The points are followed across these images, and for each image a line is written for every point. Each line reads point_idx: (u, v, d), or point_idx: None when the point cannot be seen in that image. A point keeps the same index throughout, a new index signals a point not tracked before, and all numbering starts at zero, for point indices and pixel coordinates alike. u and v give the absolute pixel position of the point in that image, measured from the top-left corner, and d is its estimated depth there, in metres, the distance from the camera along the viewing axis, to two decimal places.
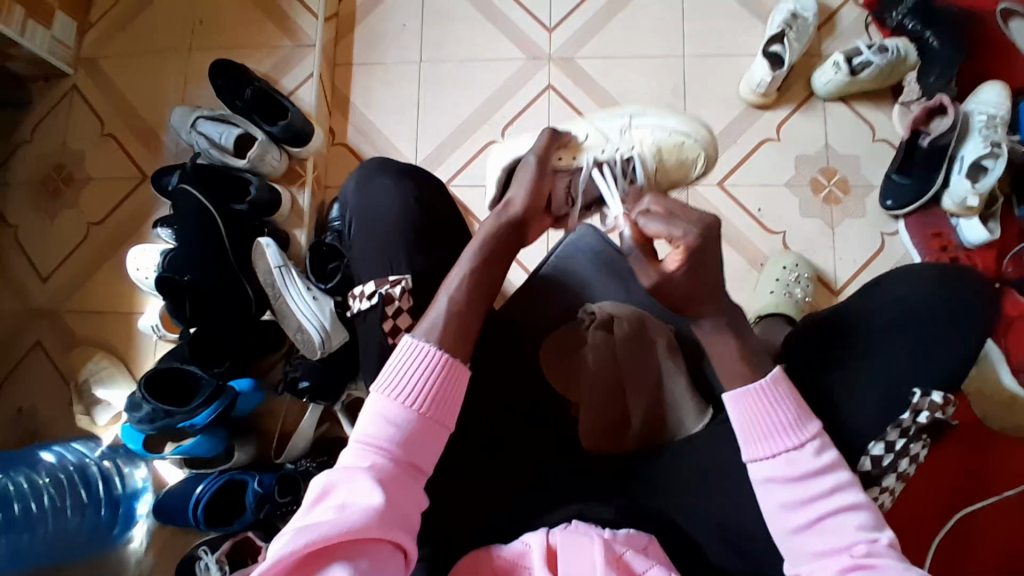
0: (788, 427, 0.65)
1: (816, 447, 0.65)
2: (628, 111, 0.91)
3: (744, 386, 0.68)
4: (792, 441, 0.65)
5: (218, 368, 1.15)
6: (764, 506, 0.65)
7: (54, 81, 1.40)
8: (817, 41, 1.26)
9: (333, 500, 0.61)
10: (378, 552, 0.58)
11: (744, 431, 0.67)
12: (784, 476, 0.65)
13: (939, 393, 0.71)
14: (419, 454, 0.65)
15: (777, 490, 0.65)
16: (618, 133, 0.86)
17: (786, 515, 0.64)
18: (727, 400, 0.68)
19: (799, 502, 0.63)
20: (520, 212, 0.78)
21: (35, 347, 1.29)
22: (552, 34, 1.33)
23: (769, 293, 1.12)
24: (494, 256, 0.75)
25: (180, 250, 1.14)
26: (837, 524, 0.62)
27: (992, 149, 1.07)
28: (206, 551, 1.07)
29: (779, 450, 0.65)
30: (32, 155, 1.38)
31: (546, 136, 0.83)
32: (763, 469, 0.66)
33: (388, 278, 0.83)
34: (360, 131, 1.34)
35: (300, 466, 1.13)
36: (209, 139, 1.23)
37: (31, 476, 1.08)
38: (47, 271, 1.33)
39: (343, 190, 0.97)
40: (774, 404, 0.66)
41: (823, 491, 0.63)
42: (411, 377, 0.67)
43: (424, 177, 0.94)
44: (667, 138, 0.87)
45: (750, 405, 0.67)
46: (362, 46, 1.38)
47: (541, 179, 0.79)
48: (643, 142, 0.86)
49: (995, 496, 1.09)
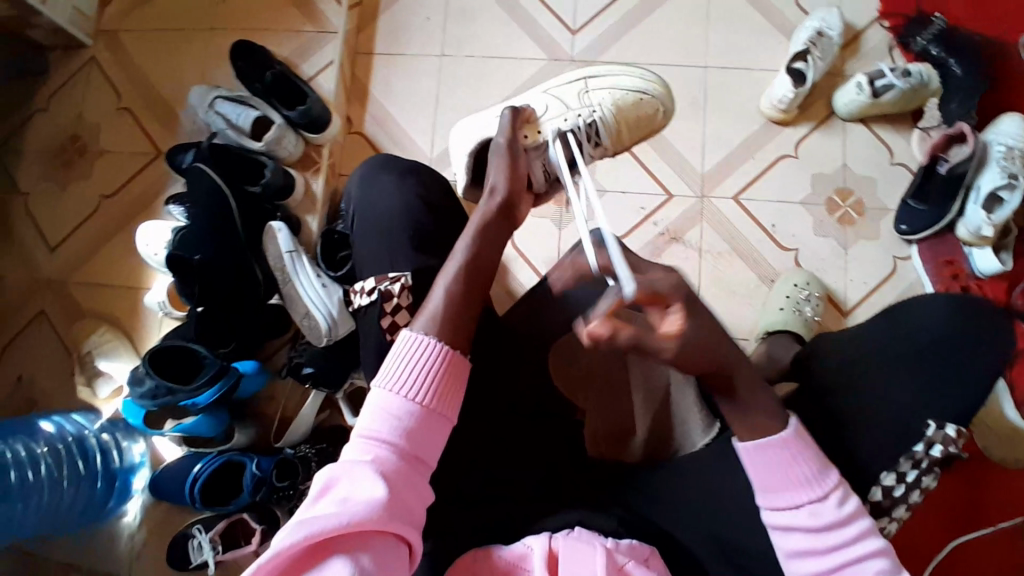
0: (811, 478, 0.66)
1: (838, 497, 0.65)
2: (582, 74, 0.94)
3: (771, 435, 0.67)
4: (816, 492, 0.65)
5: (223, 348, 1.14)
6: (781, 549, 0.67)
7: (74, 51, 1.40)
8: (841, 60, 1.26)
9: (337, 493, 0.60)
10: (380, 545, 0.58)
11: (760, 482, 0.67)
12: (806, 525, 0.65)
13: (954, 427, 0.72)
14: (423, 448, 0.65)
15: (797, 537, 0.66)
16: (578, 97, 0.90)
17: (797, 560, 0.66)
18: (739, 451, 0.68)
19: (816, 550, 0.65)
20: (505, 196, 0.78)
21: (40, 317, 1.29)
22: (575, 36, 1.33)
23: (778, 310, 1.13)
24: (490, 239, 0.75)
25: (190, 229, 1.12)
26: (853, 573, 0.63)
27: (1009, 180, 1.06)
28: (200, 530, 1.11)
29: (799, 499, 0.66)
30: (48, 124, 1.37)
31: (510, 118, 0.82)
32: (782, 515, 0.66)
33: (388, 275, 0.84)
34: (377, 121, 1.34)
35: (299, 450, 1.13)
36: (227, 119, 1.23)
37: (30, 445, 1.09)
38: (56, 241, 1.32)
39: (347, 185, 1.00)
40: (797, 456, 0.66)
41: (846, 540, 0.64)
42: (416, 371, 0.66)
43: (429, 176, 0.97)
44: (624, 97, 0.91)
45: (774, 455, 0.66)
46: (383, 36, 1.37)
47: (515, 162, 0.80)
48: (603, 104, 0.90)
49: (990, 526, 1.09)
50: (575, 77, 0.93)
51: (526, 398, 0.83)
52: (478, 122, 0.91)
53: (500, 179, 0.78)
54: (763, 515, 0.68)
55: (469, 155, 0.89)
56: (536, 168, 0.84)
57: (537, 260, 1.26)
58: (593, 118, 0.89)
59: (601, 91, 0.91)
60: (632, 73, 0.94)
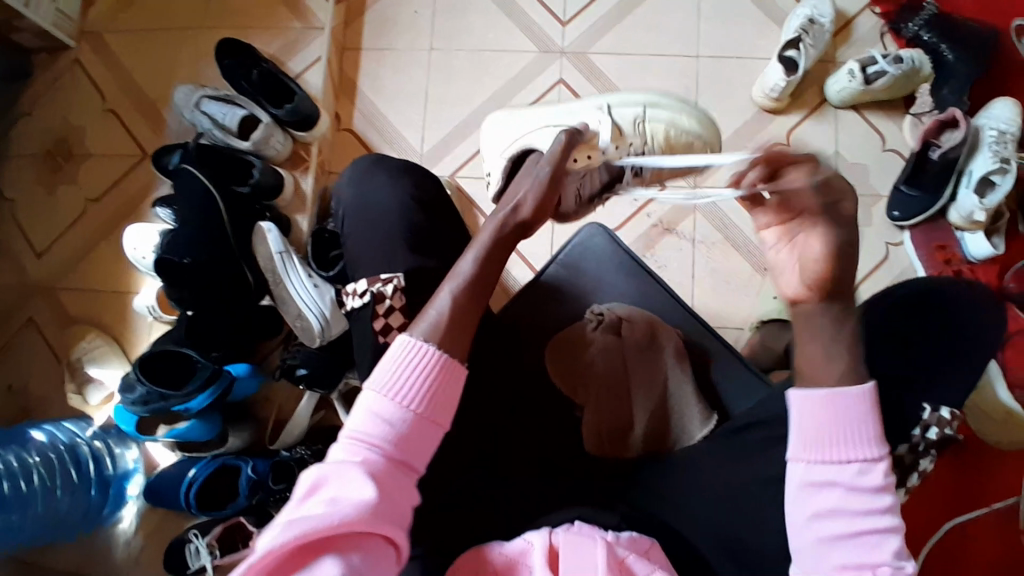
0: (865, 438, 0.62)
1: (885, 467, 0.62)
2: (644, 98, 0.88)
3: (845, 387, 0.63)
4: (865, 453, 0.61)
5: (215, 353, 1.14)
6: (801, 509, 0.62)
7: (58, 54, 1.37)
8: (833, 47, 1.26)
9: (325, 493, 0.60)
10: (368, 547, 0.58)
11: (809, 431, 0.62)
12: (848, 482, 0.61)
13: (949, 409, 0.71)
14: (416, 454, 0.64)
15: (834, 493, 0.61)
16: (633, 124, 0.85)
17: (820, 522, 0.61)
18: (798, 396, 0.63)
19: (848, 510, 0.60)
20: (528, 216, 0.74)
21: (29, 323, 1.27)
22: (566, 28, 1.32)
23: (772, 298, 1.13)
24: (498, 253, 0.73)
25: (181, 232, 1.11)
26: (875, 542, 0.60)
27: (1002, 164, 1.06)
28: (197, 535, 1.09)
29: (849, 454, 0.61)
30: (33, 128, 1.35)
31: (565, 144, 0.78)
32: (825, 469, 0.62)
33: (381, 276, 0.83)
34: (366, 117, 1.33)
35: (295, 453, 1.11)
36: (213, 119, 1.22)
37: (22, 456, 1.07)
38: (43, 247, 1.30)
39: (336, 185, 0.99)
40: (859, 414, 0.62)
41: (879, 507, 0.60)
42: (411, 375, 0.65)
43: (416, 171, 0.96)
44: (679, 134, 0.86)
45: (839, 403, 0.62)
46: (371, 32, 1.36)
47: (553, 187, 0.76)
48: (655, 138, 0.85)
49: (984, 509, 1.10)
50: (636, 99, 0.88)
51: (522, 394, 0.83)
52: (522, 126, 0.91)
53: (527, 202, 0.74)
54: (795, 469, 0.63)
55: (506, 161, 0.88)
56: (567, 192, 0.84)
57: (531, 255, 1.25)
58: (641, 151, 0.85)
59: (657, 123, 0.86)
60: (691, 112, 0.88)
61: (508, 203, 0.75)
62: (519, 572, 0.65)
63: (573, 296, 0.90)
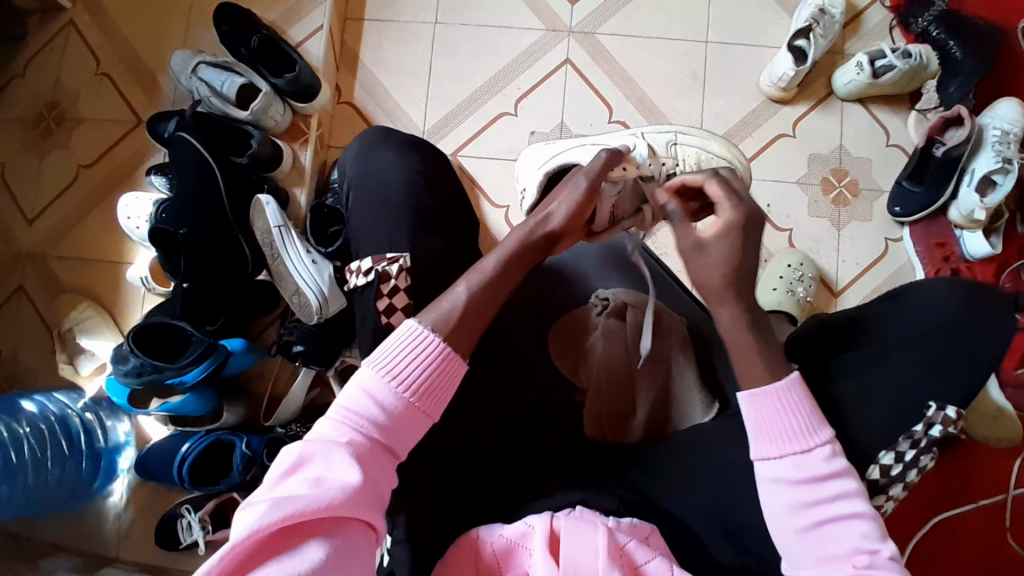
0: (801, 429, 0.65)
1: (828, 452, 0.64)
2: (672, 128, 1.01)
3: (771, 385, 0.66)
4: (802, 445, 0.64)
5: (211, 326, 1.13)
6: (767, 505, 0.65)
7: (51, 14, 1.32)
8: (842, 38, 1.25)
9: (309, 472, 0.59)
10: (351, 531, 0.57)
11: (757, 429, 0.66)
12: (790, 477, 0.64)
13: (955, 408, 0.68)
14: (399, 440, 0.64)
15: (782, 490, 0.64)
16: (665, 146, 0.97)
17: (791, 514, 0.63)
18: (740, 400, 0.67)
19: (802, 504, 0.63)
20: (558, 228, 0.75)
21: (18, 292, 1.24)
22: (574, 7, 1.30)
23: (772, 290, 1.14)
24: (522, 260, 0.73)
25: (175, 200, 1.10)
26: (840, 529, 0.62)
27: (1003, 164, 1.07)
28: (189, 510, 1.10)
29: (786, 450, 0.65)
30: (24, 91, 1.31)
31: (604, 159, 0.79)
32: (771, 466, 0.65)
33: (387, 255, 0.81)
34: (367, 89, 1.30)
35: (290, 431, 1.12)
36: (211, 87, 1.19)
37: (12, 425, 1.05)
38: (33, 214, 1.27)
39: (342, 157, 0.97)
40: (793, 405, 0.65)
41: (827, 496, 0.63)
42: (409, 362, 0.65)
43: (422, 153, 0.95)
44: (707, 159, 0.98)
45: (764, 405, 0.66)
46: (374, 3, 1.32)
47: (588, 203, 0.76)
48: (686, 159, 0.97)
49: (971, 504, 1.13)
50: (666, 129, 1.00)
51: (525, 379, 0.83)
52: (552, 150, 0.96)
53: (560, 213, 0.75)
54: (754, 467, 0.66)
55: (542, 175, 0.90)
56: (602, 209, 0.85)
57: None
58: (674, 169, 0.96)
59: (688, 147, 0.98)
60: (720, 142, 1.00)
61: (540, 212, 0.76)
62: (519, 555, 0.66)
63: (576, 281, 0.90)
